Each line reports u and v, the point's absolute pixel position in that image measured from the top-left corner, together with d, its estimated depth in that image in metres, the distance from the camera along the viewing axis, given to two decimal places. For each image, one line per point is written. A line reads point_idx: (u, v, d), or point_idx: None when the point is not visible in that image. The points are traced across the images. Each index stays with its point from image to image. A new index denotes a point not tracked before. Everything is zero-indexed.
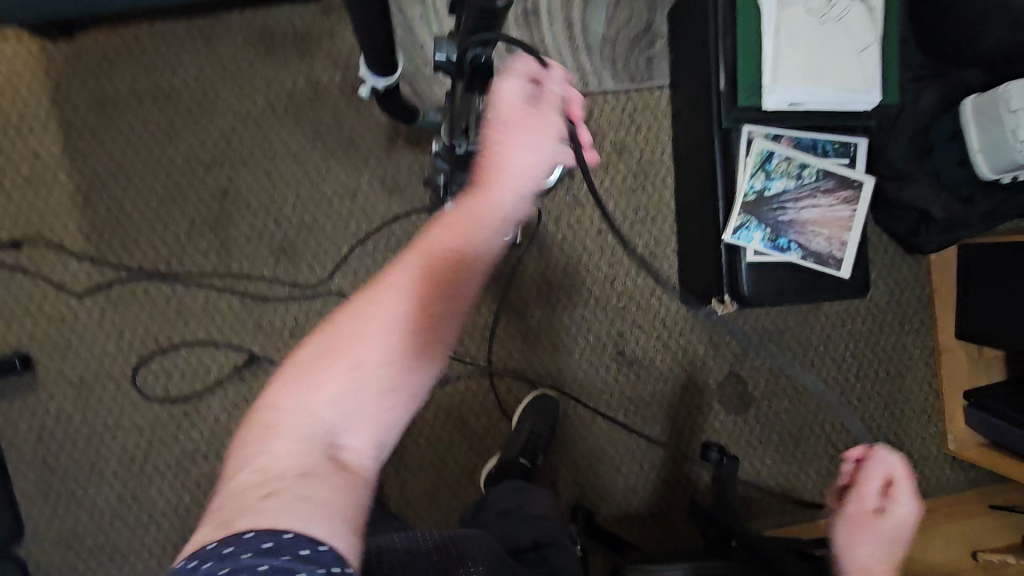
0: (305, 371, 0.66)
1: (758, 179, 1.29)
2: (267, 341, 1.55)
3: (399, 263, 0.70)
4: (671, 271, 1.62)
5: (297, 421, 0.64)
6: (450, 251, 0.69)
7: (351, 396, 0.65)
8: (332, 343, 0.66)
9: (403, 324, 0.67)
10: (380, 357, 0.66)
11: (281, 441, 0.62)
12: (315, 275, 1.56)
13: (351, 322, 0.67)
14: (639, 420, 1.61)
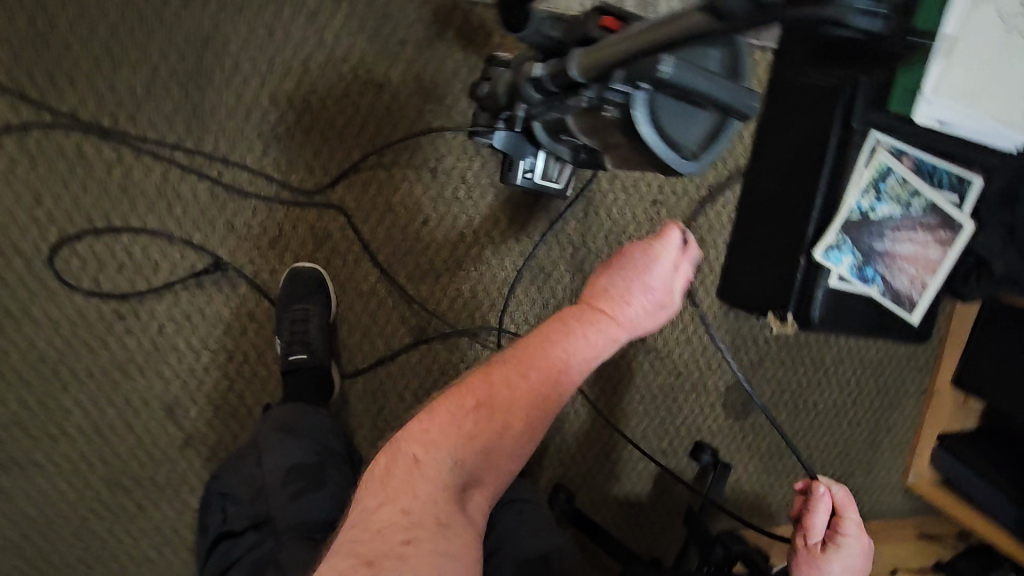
0: (451, 432, 0.93)
1: (867, 197, 1.13)
2: (239, 248, 1.25)
3: (516, 376, 0.99)
4: (715, 264, 1.48)
5: (437, 472, 0.90)
6: (563, 374, 1.00)
7: (478, 458, 0.94)
8: (478, 415, 0.95)
9: (511, 425, 0.97)
10: (500, 442, 0.96)
11: (422, 485, 0.88)
12: (314, 179, 1.24)
13: (483, 409, 0.96)
14: (638, 408, 1.53)
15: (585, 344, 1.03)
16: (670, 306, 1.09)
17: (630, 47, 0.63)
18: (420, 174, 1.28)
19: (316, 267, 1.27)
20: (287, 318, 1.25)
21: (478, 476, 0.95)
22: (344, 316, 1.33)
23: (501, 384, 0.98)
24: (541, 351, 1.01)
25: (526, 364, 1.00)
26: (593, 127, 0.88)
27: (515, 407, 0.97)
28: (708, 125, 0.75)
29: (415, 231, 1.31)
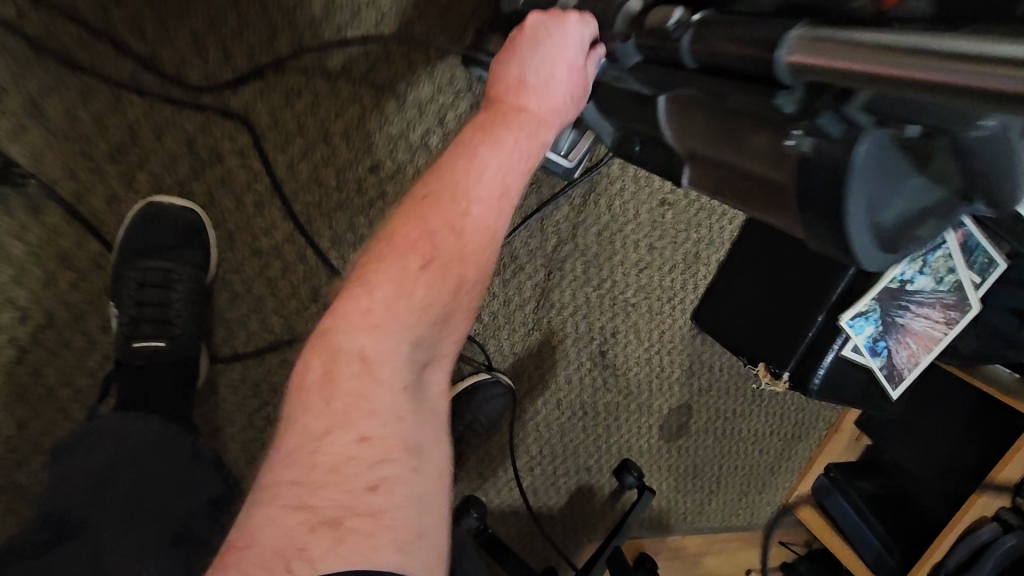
0: (390, 301, 0.54)
1: (911, 266, 0.99)
2: (50, 149, 0.78)
3: (480, 195, 0.57)
4: (700, 283, 1.27)
5: (395, 373, 0.54)
6: (509, 196, 0.59)
7: (435, 338, 0.57)
8: (431, 274, 0.55)
9: (477, 267, 0.58)
10: (464, 296, 0.58)
11: (384, 399, 0.53)
12: (203, 69, 0.81)
13: (432, 248, 0.56)
14: (579, 426, 1.33)
15: (511, 158, 0.59)
16: (562, 113, 0.63)
17: (953, 75, 0.33)
18: (381, 100, 0.86)
19: (192, 209, 0.83)
20: (132, 276, 0.83)
21: (443, 356, 0.59)
22: (227, 282, 0.89)
23: (444, 219, 0.56)
24: (470, 178, 0.58)
25: (458, 182, 0.57)
26: (720, 139, 0.57)
27: (472, 256, 0.57)
28: (922, 205, 0.46)
29: (354, 177, 0.88)
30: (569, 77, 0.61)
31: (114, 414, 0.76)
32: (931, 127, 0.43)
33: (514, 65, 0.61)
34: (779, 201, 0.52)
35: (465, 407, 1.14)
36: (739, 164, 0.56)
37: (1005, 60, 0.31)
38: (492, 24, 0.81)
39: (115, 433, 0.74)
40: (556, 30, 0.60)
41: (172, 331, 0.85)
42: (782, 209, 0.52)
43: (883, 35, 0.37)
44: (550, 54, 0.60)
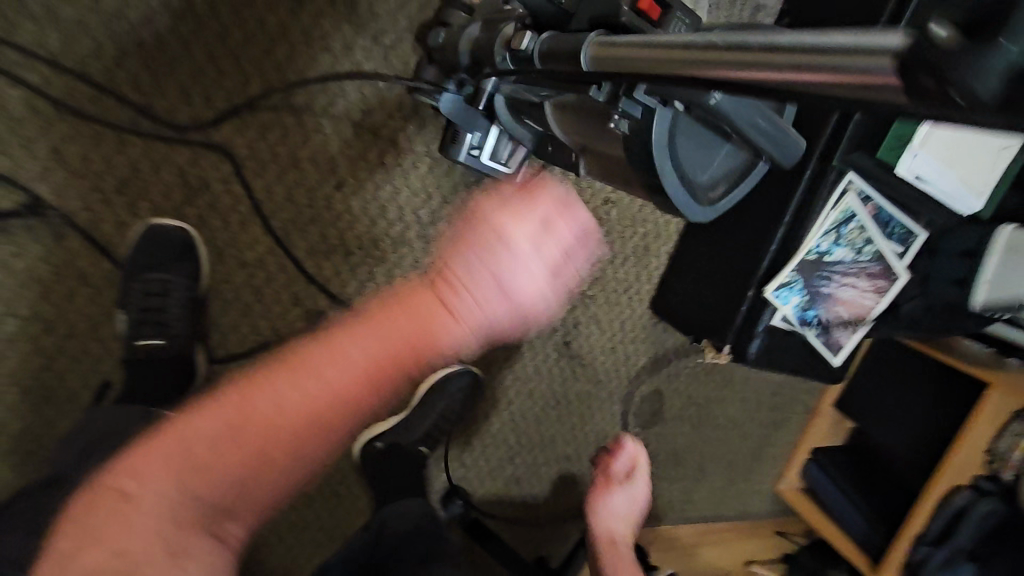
0: (202, 456, 0.60)
1: (827, 239, 1.08)
2: (70, 186, 0.95)
3: (341, 361, 0.60)
4: (654, 274, 1.38)
5: (159, 513, 0.58)
6: (365, 378, 0.60)
7: (249, 481, 0.60)
8: (257, 426, 0.60)
9: (316, 440, 0.61)
10: (290, 460, 0.61)
11: (159, 502, 0.58)
12: (190, 112, 0.97)
13: (285, 396, 0.60)
14: (553, 415, 1.43)
15: (383, 339, 0.60)
16: (475, 308, 0.60)
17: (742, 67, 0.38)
18: (339, 127, 1.02)
19: (185, 229, 0.98)
20: (136, 290, 0.97)
21: (243, 513, 0.61)
22: (219, 291, 1.04)
23: (288, 390, 0.60)
24: (344, 346, 0.61)
25: (327, 372, 0.60)
26: (588, 133, 0.70)
27: (296, 432, 0.60)
28: (731, 167, 0.64)
29: (323, 195, 1.04)
30: (509, 282, 0.60)
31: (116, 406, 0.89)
32: (687, 102, 0.53)
33: (460, 252, 0.61)
34: (633, 175, 0.66)
35: (437, 398, 1.22)
36: (606, 150, 0.69)
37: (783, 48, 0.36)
38: (426, 59, 0.96)
39: (103, 424, 0.86)
40: (511, 212, 0.61)
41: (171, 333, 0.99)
42: (636, 179, 0.66)
43: (651, 43, 0.48)
44: (490, 246, 0.60)
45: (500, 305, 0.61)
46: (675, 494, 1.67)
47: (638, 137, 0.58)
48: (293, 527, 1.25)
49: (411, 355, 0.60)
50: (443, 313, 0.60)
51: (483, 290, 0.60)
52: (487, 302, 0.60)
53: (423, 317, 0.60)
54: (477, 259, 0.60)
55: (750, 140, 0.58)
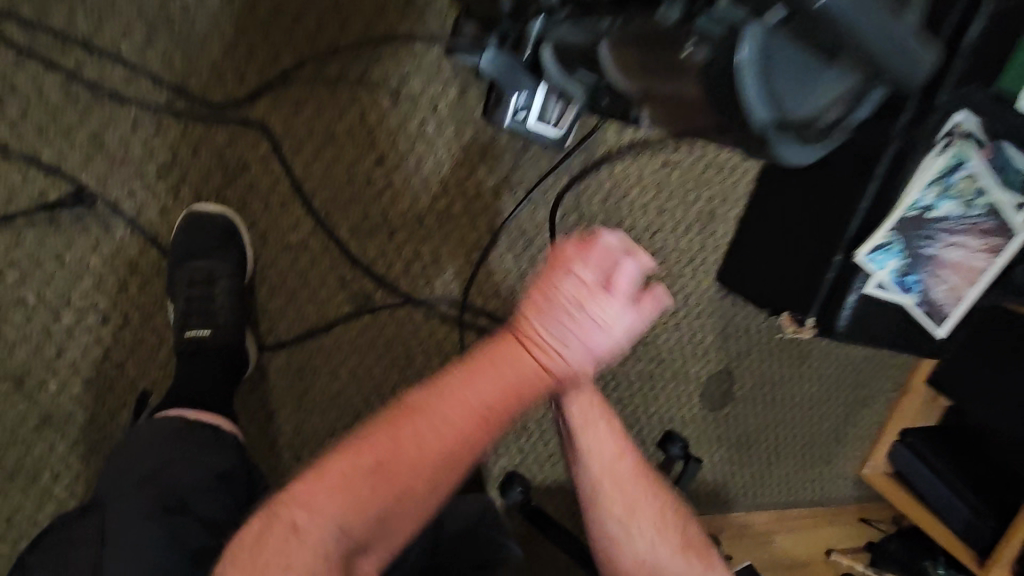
0: (340, 506, 0.64)
1: (931, 191, 0.93)
2: (113, 173, 0.94)
3: (458, 405, 0.67)
4: (722, 242, 1.26)
5: (317, 549, 0.62)
6: (498, 421, 0.67)
7: (376, 530, 0.66)
8: (372, 480, 0.65)
9: (437, 481, 0.66)
10: (410, 507, 0.66)
11: (297, 554, 0.62)
12: (224, 90, 0.94)
13: (413, 448, 0.66)
14: (614, 397, 1.35)
15: (485, 387, 0.67)
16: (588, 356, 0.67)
17: None
18: (376, 96, 0.97)
19: (226, 213, 0.96)
20: (184, 277, 0.97)
21: (381, 544, 0.66)
22: (264, 276, 1.01)
23: (421, 434, 0.66)
24: (452, 401, 0.67)
25: (448, 414, 0.66)
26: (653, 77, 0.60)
27: (425, 467, 0.66)
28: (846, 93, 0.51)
29: (363, 170, 0.99)
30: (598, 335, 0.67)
31: (153, 419, 0.85)
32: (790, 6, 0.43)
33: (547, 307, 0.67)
34: (713, 119, 0.56)
35: None
36: (673, 95, 0.59)
37: None
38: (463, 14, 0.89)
39: (144, 437, 0.83)
40: (594, 268, 0.66)
41: (217, 321, 0.97)
42: (716, 123, 0.56)
43: None
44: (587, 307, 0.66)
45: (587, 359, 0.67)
46: (750, 481, 1.55)
47: (716, 66, 0.48)
48: None
49: (525, 395, 0.67)
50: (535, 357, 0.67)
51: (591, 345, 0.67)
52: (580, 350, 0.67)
53: (530, 367, 0.67)
54: (563, 312, 0.66)
55: (868, 56, 0.45)
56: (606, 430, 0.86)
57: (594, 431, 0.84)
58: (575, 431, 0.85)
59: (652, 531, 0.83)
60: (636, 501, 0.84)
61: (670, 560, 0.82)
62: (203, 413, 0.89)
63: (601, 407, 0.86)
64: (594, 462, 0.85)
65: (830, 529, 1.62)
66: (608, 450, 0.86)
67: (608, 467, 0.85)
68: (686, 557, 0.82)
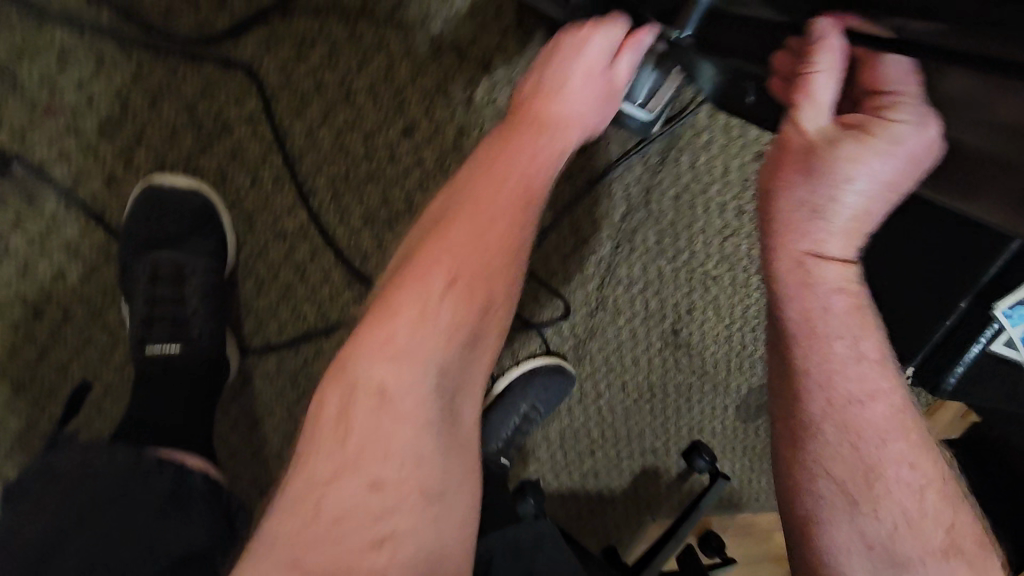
0: (421, 327, 0.52)
1: None
2: (38, 127, 0.70)
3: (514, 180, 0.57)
4: None
5: (418, 407, 0.51)
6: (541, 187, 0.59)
7: (465, 360, 0.54)
8: (452, 300, 0.53)
9: (516, 276, 0.57)
10: (495, 319, 0.56)
11: (400, 438, 0.51)
12: (196, 19, 0.70)
13: (480, 255, 0.55)
14: (646, 408, 1.19)
15: (553, 157, 0.60)
16: (591, 114, 0.62)
17: None
18: (408, 41, 0.73)
19: (199, 189, 0.73)
20: (142, 270, 0.74)
21: (472, 386, 0.55)
22: (250, 268, 0.78)
23: (479, 236, 0.55)
24: (506, 181, 0.57)
25: (482, 194, 0.57)
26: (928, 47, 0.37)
27: (496, 275, 0.55)
28: None
29: (385, 141, 0.75)
30: (600, 87, 0.61)
31: (89, 444, 0.67)
32: None
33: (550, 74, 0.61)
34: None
35: (518, 396, 0.99)
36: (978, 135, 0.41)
37: None
38: None
39: (76, 488, 0.64)
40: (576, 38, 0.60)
41: (187, 332, 0.77)
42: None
43: None
44: (587, 64, 0.59)
45: (596, 116, 0.62)
46: None
47: None
48: None
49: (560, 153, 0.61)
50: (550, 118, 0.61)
51: (593, 96, 0.61)
52: (598, 105, 0.62)
53: (548, 126, 0.60)
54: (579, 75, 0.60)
55: None
56: (847, 342, 0.49)
57: (818, 308, 0.49)
58: (791, 325, 0.50)
59: (901, 518, 0.48)
60: (875, 470, 0.48)
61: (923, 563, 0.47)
62: (164, 448, 0.70)
63: (844, 295, 0.49)
64: (816, 395, 0.49)
65: None
66: (858, 373, 0.49)
67: (841, 409, 0.49)
68: (952, 568, 0.47)
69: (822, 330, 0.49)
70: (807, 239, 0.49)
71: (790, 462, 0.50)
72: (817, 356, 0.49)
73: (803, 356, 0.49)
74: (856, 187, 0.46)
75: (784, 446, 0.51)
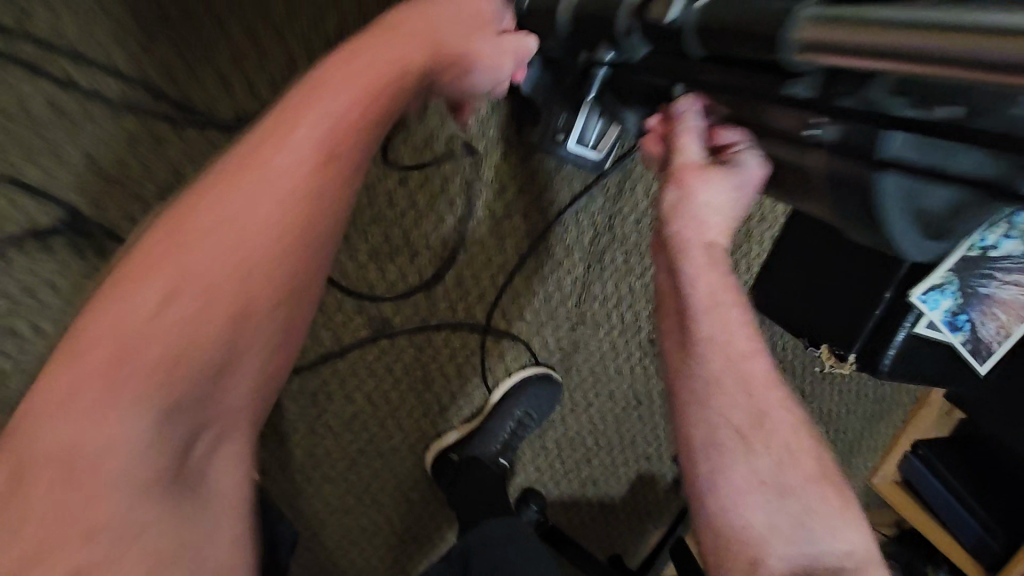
0: (170, 308, 0.48)
1: (994, 230, 0.88)
2: (108, 196, 0.87)
3: (293, 142, 0.52)
4: (754, 262, 1.21)
5: (146, 404, 0.46)
6: (332, 149, 0.53)
7: (218, 353, 0.49)
8: (206, 282, 0.49)
9: (292, 260, 0.52)
10: (261, 310, 0.51)
11: (120, 435, 0.46)
12: (232, 104, 0.88)
13: (246, 230, 0.50)
14: (635, 417, 1.28)
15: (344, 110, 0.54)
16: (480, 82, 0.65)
17: None
18: None
19: None
20: None
21: (227, 381, 0.51)
22: None
23: (247, 213, 0.50)
24: (281, 150, 0.51)
25: (272, 165, 0.51)
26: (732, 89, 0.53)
27: (258, 259, 0.50)
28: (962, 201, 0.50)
29: None
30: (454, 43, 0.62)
31: None
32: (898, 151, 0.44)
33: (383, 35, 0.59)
34: (825, 163, 0.49)
35: (512, 405, 1.11)
36: (781, 148, 0.55)
37: None
38: None
39: None
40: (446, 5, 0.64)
41: None
42: (827, 164, 0.49)
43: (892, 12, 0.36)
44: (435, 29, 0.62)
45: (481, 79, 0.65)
46: None
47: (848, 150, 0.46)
48: (368, 533, 1.20)
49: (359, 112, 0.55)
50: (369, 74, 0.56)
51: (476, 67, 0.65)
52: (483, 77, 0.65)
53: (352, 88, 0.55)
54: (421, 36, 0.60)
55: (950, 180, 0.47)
56: (737, 311, 0.63)
57: (713, 284, 0.62)
58: (695, 298, 0.62)
59: (786, 451, 0.59)
60: (767, 412, 0.60)
61: (805, 488, 0.58)
62: None
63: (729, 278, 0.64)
64: (716, 355, 0.61)
65: None
66: (744, 335, 0.62)
67: (738, 362, 0.61)
68: (825, 491, 0.59)
69: (717, 300, 0.62)
70: (702, 230, 0.63)
71: (699, 415, 0.61)
72: (714, 322, 0.62)
73: (706, 323, 0.62)
74: (733, 194, 0.62)
75: (693, 403, 0.62)
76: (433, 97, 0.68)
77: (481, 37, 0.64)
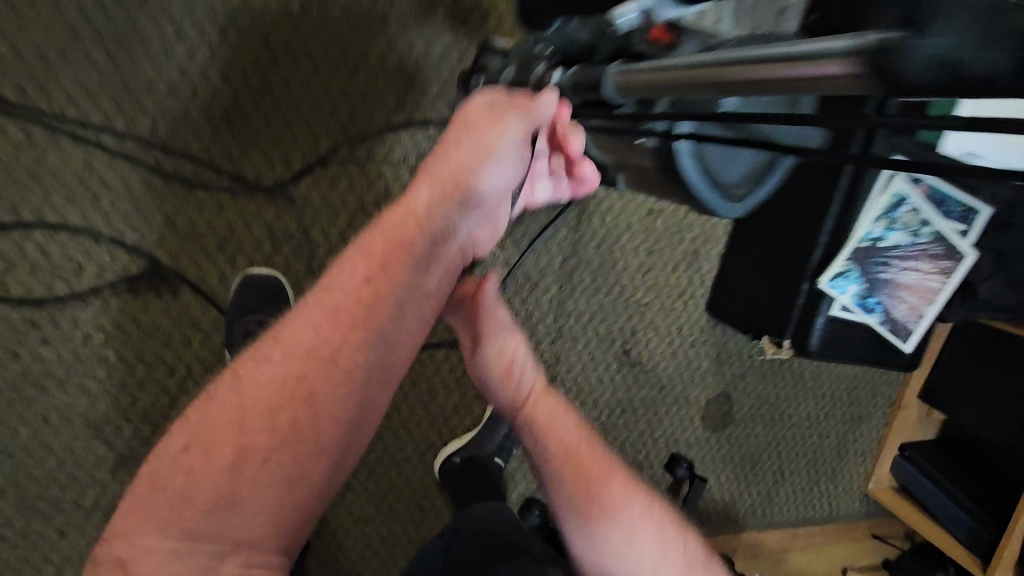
0: (226, 426, 0.66)
1: (879, 225, 1.08)
2: (182, 249, 1.15)
3: (315, 312, 0.72)
4: (708, 276, 1.41)
5: (208, 485, 0.64)
6: (350, 311, 0.72)
7: (249, 469, 0.65)
8: (255, 415, 0.67)
9: (315, 397, 0.68)
10: (290, 429, 0.67)
11: (192, 504, 0.64)
12: (273, 174, 1.16)
13: (288, 369, 0.69)
14: (621, 424, 1.44)
15: (356, 280, 0.73)
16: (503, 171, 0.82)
17: (773, 73, 0.51)
18: None
19: (273, 275, 1.15)
20: (242, 335, 1.12)
21: (265, 478, 0.66)
22: None
23: (281, 367, 0.69)
24: (304, 323, 0.71)
25: (304, 327, 0.71)
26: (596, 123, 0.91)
27: (286, 397, 0.68)
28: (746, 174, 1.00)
29: None
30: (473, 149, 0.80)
31: None
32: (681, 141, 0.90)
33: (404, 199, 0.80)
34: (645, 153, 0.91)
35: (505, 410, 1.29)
36: (636, 156, 0.97)
37: (792, 57, 0.49)
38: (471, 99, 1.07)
39: None
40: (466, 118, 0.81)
41: None
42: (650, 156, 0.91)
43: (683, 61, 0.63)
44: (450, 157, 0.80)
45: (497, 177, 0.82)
46: (756, 502, 1.60)
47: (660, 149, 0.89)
48: (386, 543, 1.33)
49: (375, 281, 0.74)
50: (388, 243, 0.76)
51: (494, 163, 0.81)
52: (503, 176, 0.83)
53: (373, 255, 0.75)
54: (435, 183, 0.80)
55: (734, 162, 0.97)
56: (570, 428, 0.84)
57: (552, 419, 0.84)
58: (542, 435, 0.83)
59: (634, 533, 0.79)
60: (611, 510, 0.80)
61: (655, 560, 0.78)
62: None
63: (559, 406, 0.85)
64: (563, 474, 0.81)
65: (842, 547, 1.66)
66: (582, 451, 0.83)
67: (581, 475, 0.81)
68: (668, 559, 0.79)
69: (561, 429, 0.83)
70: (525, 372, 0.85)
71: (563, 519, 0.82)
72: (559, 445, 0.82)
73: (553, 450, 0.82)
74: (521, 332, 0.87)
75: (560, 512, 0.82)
76: (473, 217, 0.83)
77: (491, 127, 0.80)
